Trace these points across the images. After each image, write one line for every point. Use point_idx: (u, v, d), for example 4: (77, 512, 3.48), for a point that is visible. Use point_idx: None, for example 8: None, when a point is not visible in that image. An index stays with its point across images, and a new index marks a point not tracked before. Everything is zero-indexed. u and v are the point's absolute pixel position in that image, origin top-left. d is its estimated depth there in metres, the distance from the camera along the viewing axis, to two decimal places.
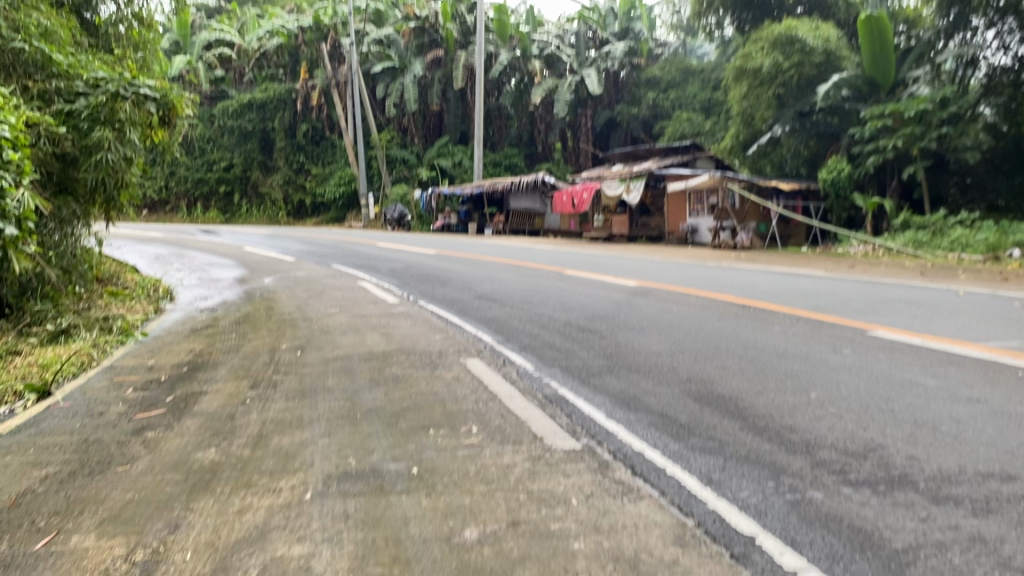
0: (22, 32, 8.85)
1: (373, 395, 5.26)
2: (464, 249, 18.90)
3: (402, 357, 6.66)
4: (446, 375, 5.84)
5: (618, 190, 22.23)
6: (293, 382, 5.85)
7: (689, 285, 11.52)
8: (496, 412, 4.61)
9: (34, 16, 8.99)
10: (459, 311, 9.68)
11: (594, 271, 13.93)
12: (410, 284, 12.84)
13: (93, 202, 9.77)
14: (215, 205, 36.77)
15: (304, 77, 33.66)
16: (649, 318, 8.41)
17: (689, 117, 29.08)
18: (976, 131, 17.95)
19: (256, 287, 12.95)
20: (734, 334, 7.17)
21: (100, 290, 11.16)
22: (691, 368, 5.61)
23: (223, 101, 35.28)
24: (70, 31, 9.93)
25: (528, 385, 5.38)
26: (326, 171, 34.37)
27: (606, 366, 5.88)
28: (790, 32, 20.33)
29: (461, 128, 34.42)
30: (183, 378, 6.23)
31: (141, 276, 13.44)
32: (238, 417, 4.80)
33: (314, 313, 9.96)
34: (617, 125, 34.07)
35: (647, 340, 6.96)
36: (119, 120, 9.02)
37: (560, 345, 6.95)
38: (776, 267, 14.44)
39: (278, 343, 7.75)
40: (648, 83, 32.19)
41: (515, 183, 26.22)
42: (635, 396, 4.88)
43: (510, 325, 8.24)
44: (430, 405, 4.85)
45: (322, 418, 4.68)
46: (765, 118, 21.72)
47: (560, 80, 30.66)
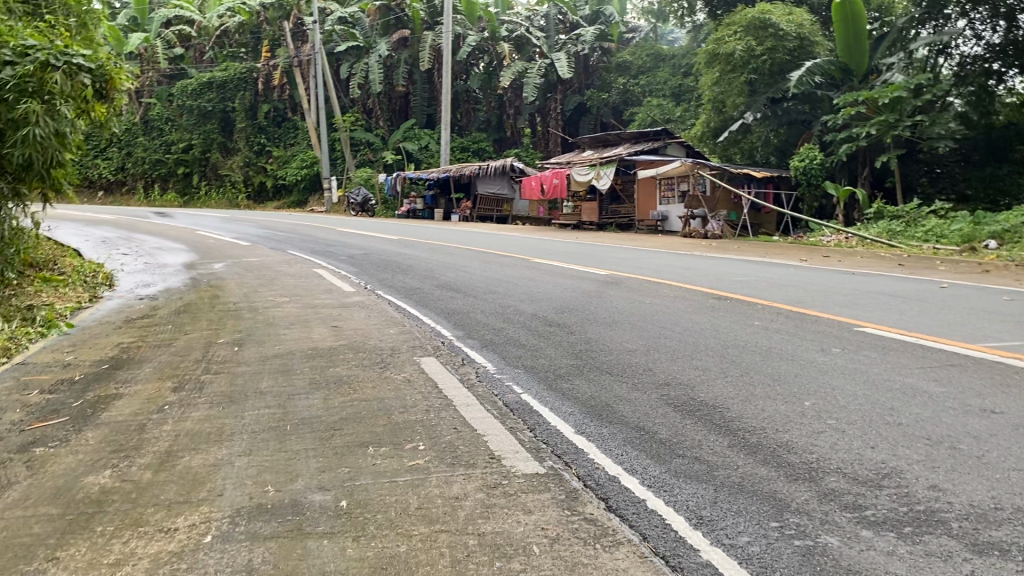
0: None
1: (310, 401, 4.62)
2: (429, 235, 18.21)
3: (349, 355, 6.01)
4: (396, 376, 5.22)
5: (588, 176, 21.75)
6: (222, 384, 5.18)
7: (662, 276, 10.96)
8: (447, 424, 3.99)
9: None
10: (417, 301, 9.03)
11: (563, 260, 13.34)
12: (368, 272, 12.15)
13: (22, 180, 9.05)
14: (173, 187, 35.12)
15: (266, 56, 32.89)
16: (622, 311, 7.84)
17: (660, 103, 28.57)
18: (948, 120, 17.79)
19: (205, 273, 12.19)
20: (714, 330, 6.61)
21: (30, 275, 10.31)
22: (668, 371, 5.04)
23: (182, 81, 34.14)
24: None
25: (487, 390, 4.76)
26: (288, 154, 33.40)
27: (575, 366, 5.31)
28: (763, 16, 19.90)
29: (428, 111, 33.66)
30: (100, 377, 5.52)
31: (81, 260, 12.57)
32: (149, 428, 4.13)
33: (262, 302, 9.25)
34: (587, 110, 33.50)
35: (619, 336, 6.38)
36: (50, 91, 8.20)
37: (524, 342, 6.33)
38: (751, 257, 13.94)
39: (215, 337, 7.06)
40: (618, 67, 32.22)
41: (483, 168, 25.55)
42: (607, 404, 4.30)
43: (472, 319, 7.62)
44: (373, 415, 4.22)
45: (245, 430, 4.03)
46: (736, 104, 20.99)
47: (530, 64, 29.97)
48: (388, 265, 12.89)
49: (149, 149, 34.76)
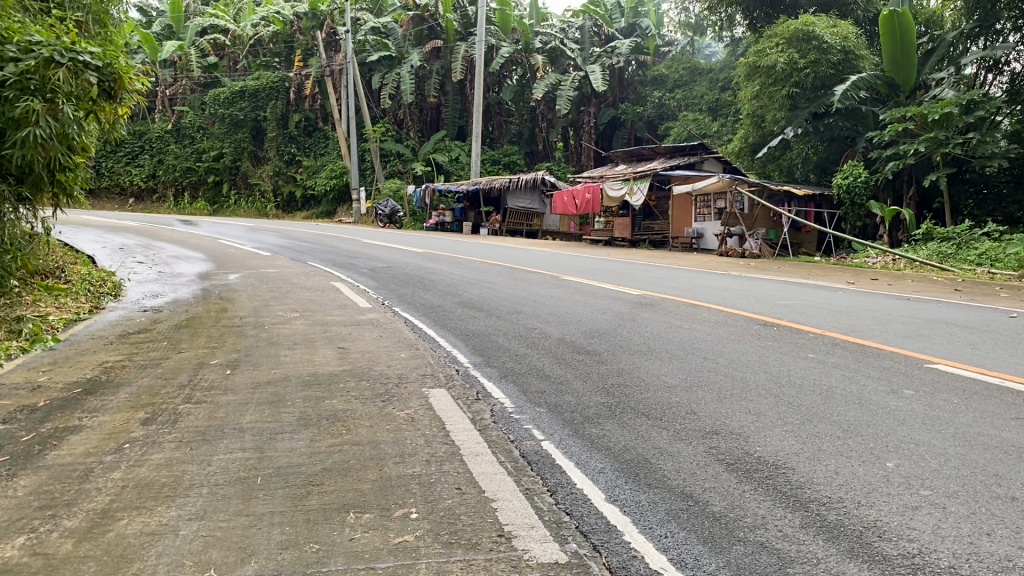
0: None
1: (295, 444, 3.92)
2: (455, 249, 17.49)
3: (350, 383, 5.29)
4: (398, 412, 4.49)
5: (621, 191, 21.01)
6: (200, 418, 4.48)
7: (701, 297, 10.15)
8: (448, 482, 3.27)
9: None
10: (435, 320, 8.32)
11: (594, 277, 12.59)
12: (387, 286, 11.49)
13: (25, 184, 8.42)
14: (204, 196, 34.75)
15: (299, 65, 32.62)
16: (658, 337, 7.10)
17: (697, 118, 27.70)
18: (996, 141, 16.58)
19: (217, 285, 11.59)
20: (763, 363, 5.85)
21: (31, 284, 9.70)
22: (714, 416, 4.30)
23: (214, 89, 33.96)
24: None
25: (501, 434, 4.03)
26: (318, 164, 32.80)
27: (606, 405, 4.58)
28: (806, 28, 19.08)
29: (459, 122, 33.13)
30: (67, 404, 4.83)
31: (90, 269, 12.00)
32: (96, 475, 3.44)
33: (269, 318, 8.60)
34: (622, 124, 32.75)
35: (656, 368, 5.63)
36: (52, 90, 7.61)
37: (548, 372, 5.61)
38: (795, 278, 13.05)
39: (209, 357, 6.39)
40: (654, 81, 31.41)
41: (513, 181, 24.91)
42: (646, 459, 3.56)
43: (491, 342, 6.91)
44: (362, 465, 3.51)
45: (206, 483, 3.34)
46: (776, 118, 20.12)
47: (564, 76, 29.27)
48: (409, 279, 12.24)
49: (181, 157, 34.45)
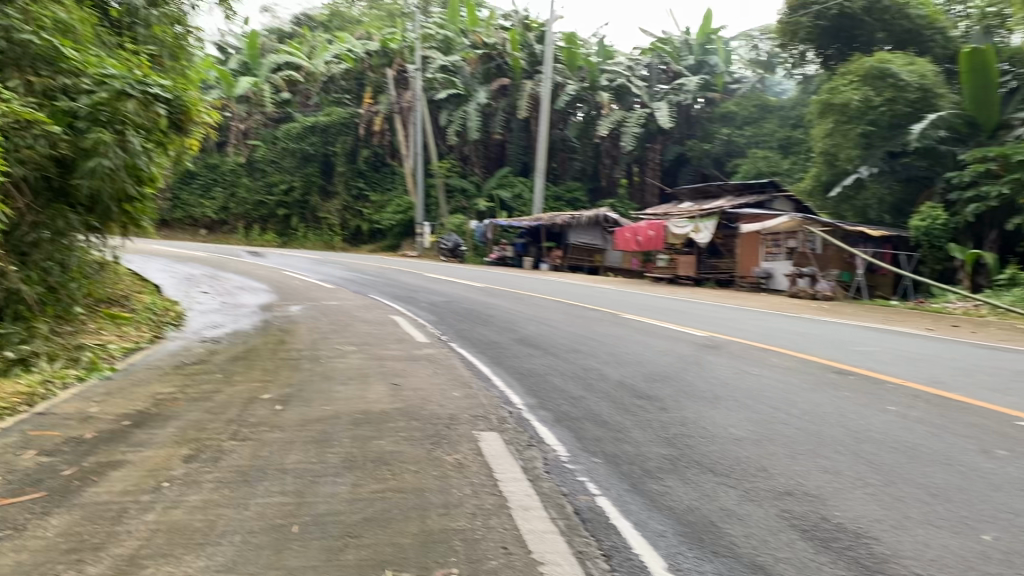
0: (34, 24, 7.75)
1: (337, 488, 3.72)
2: (516, 285, 17.31)
3: (400, 423, 5.08)
4: (447, 457, 4.26)
5: (686, 229, 20.65)
6: (244, 456, 4.32)
7: (768, 341, 9.76)
8: (493, 541, 3.05)
9: (51, 7, 7.88)
10: (491, 358, 8.13)
11: (657, 317, 12.27)
12: (445, 321, 11.37)
13: (95, 214, 8.52)
14: (273, 228, 35.47)
15: (368, 102, 33.20)
16: (724, 384, 6.77)
17: (766, 155, 27.10)
18: None
19: (278, 316, 11.60)
20: (838, 416, 5.49)
21: (97, 312, 9.79)
22: (786, 476, 3.99)
23: (286, 125, 34.74)
24: (92, 26, 8.72)
25: (555, 487, 3.77)
26: (385, 199, 33.17)
27: (668, 459, 4.32)
28: (882, 65, 18.71)
29: (523, 158, 33.20)
30: (113, 438, 4.74)
31: (156, 298, 12.14)
32: (129, 517, 3.30)
33: (325, 351, 8.50)
34: (689, 161, 32.34)
35: (722, 419, 5.33)
36: (122, 121, 7.71)
37: (606, 417, 5.36)
38: (869, 323, 12.50)
39: (262, 391, 6.28)
40: (722, 118, 30.89)
41: (576, 218, 24.73)
42: (712, 522, 3.29)
43: (548, 383, 6.68)
44: (404, 516, 3.30)
45: (239, 529, 3.16)
46: (850, 157, 19.57)
47: (630, 113, 29.14)
48: (468, 314, 12.09)
49: (252, 190, 35.26)
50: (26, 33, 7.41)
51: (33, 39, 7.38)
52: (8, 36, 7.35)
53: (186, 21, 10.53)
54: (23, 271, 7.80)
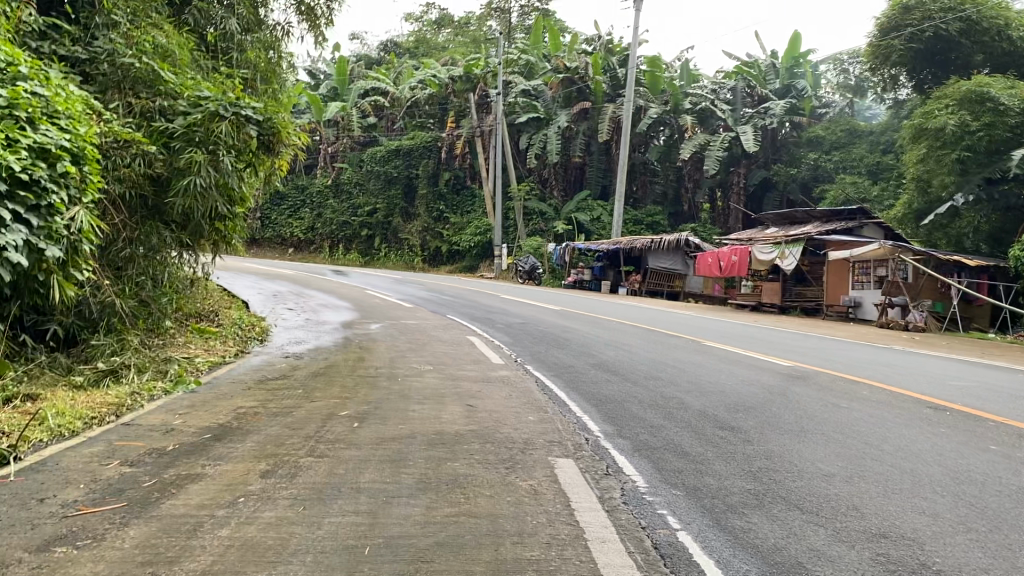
0: (136, 49, 8.12)
1: (410, 510, 3.66)
2: (595, 309, 17.14)
3: (475, 446, 5.01)
4: (521, 483, 4.17)
5: (771, 255, 20.16)
6: (319, 473, 4.32)
7: (858, 372, 9.38)
8: (568, 574, 2.94)
9: (151, 33, 8.27)
10: (568, 382, 8.02)
11: (739, 345, 11.95)
12: (522, 343, 11.30)
13: (187, 231, 8.75)
14: (357, 248, 36.10)
15: (451, 125, 33.30)
16: (811, 416, 6.51)
17: (856, 181, 26.30)
18: None
19: (358, 334, 11.73)
20: (936, 454, 5.18)
21: (185, 325, 10.05)
22: (880, 516, 3.76)
23: (372, 148, 35.46)
24: (190, 50, 9.03)
25: (632, 519, 3.63)
26: (464, 221, 33.39)
27: (752, 494, 4.13)
28: (981, 89, 17.99)
29: (604, 182, 33.11)
30: (194, 451, 4.80)
31: (242, 313, 12.44)
32: (204, 531, 3.31)
33: (403, 370, 8.52)
34: (773, 186, 31.70)
35: (810, 454, 5.10)
36: (215, 141, 7.90)
37: (686, 447, 5.18)
38: (966, 356, 11.91)
39: (339, 408, 6.30)
40: (809, 143, 30.17)
41: (656, 242, 24.45)
42: (800, 564, 3.11)
43: (626, 410, 6.54)
44: (476, 542, 3.21)
45: (311, 548, 3.13)
46: (944, 184, 18.76)
47: (714, 137, 28.69)
48: (545, 337, 12.01)
49: (338, 212, 36.12)
50: (127, 58, 7.89)
51: (132, 62, 7.84)
52: (113, 60, 7.92)
53: (280, 48, 10.83)
54: (118, 285, 8.00)
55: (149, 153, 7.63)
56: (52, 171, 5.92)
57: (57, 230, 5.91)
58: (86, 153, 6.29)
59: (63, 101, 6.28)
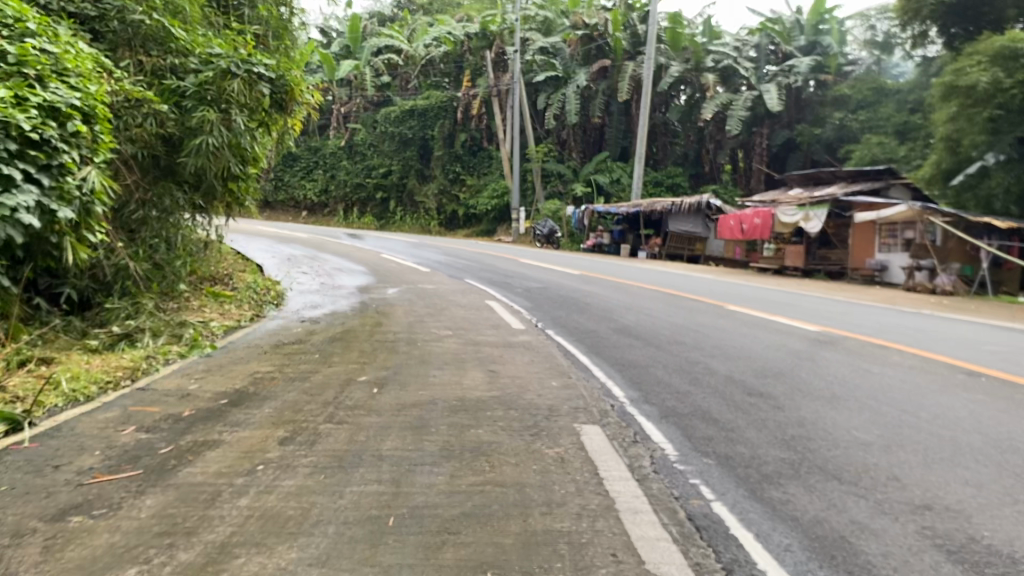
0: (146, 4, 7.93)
1: (433, 479, 3.55)
2: (613, 273, 16.95)
3: (498, 412, 4.89)
4: (548, 450, 4.04)
5: (796, 218, 19.85)
6: (339, 440, 4.21)
7: (885, 337, 9.19)
8: (602, 547, 2.81)
9: None
10: (590, 347, 7.88)
11: (762, 309, 11.76)
12: (542, 307, 11.15)
13: (200, 193, 8.61)
14: (372, 211, 36.13)
15: (467, 85, 32.77)
16: (841, 382, 6.34)
17: (881, 141, 25.77)
18: None
19: (376, 298, 11.61)
20: (974, 422, 5.02)
21: (200, 289, 9.96)
22: (922, 488, 3.62)
23: (386, 107, 35.02)
24: (199, 5, 8.80)
25: (664, 489, 3.50)
26: (481, 183, 33.02)
27: (787, 464, 3.99)
28: (1015, 45, 17.30)
29: (623, 143, 32.72)
30: (211, 416, 4.70)
31: (258, 277, 12.34)
32: (222, 500, 3.21)
33: (423, 335, 8.41)
34: (796, 147, 31.23)
35: (843, 421, 4.95)
36: (227, 100, 7.72)
37: (716, 414, 5.05)
38: (995, 321, 11.66)
39: (358, 373, 6.19)
40: (834, 102, 29.58)
41: (675, 205, 24.13)
42: (844, 537, 2.97)
43: (651, 375, 6.40)
44: (504, 513, 3.09)
45: (333, 519, 3.02)
46: (975, 143, 18.46)
47: (736, 96, 28.10)
48: (564, 301, 11.86)
49: (352, 173, 35.97)
50: (136, 13, 7.60)
51: (143, 19, 7.57)
52: (123, 17, 7.62)
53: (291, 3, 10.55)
54: (131, 248, 7.87)
55: (161, 112, 7.47)
56: (62, 131, 5.77)
57: (68, 191, 5.76)
58: (98, 111, 6.11)
59: (73, 58, 6.13)
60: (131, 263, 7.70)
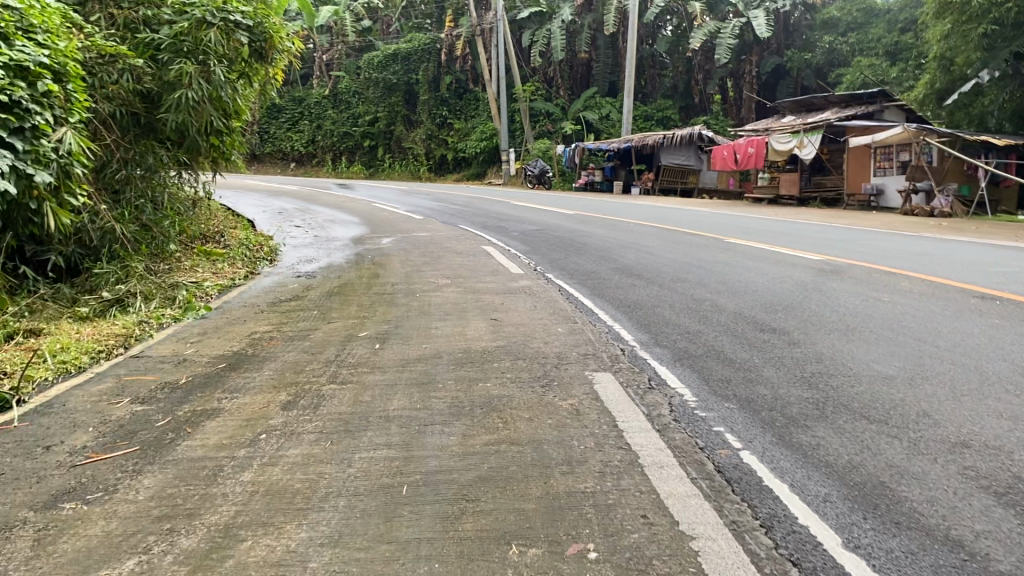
0: None
1: (445, 440, 3.37)
2: (609, 210, 16.68)
3: (506, 363, 4.71)
4: (561, 403, 3.87)
5: (791, 144, 19.47)
6: (343, 401, 4.03)
7: (891, 263, 9.01)
8: (630, 508, 2.64)
9: None
10: (593, 289, 7.69)
11: (763, 240, 11.56)
12: (539, 250, 10.93)
13: (183, 149, 8.29)
14: (360, 159, 35.38)
15: (450, 25, 31.98)
16: (854, 313, 6.19)
17: (873, 63, 25.36)
18: None
19: (370, 249, 11.38)
20: (996, 349, 4.87)
21: (191, 248, 9.69)
22: (956, 423, 3.46)
23: (368, 53, 34.21)
24: None
25: (687, 439, 3.34)
26: (469, 126, 32.60)
27: (811, 404, 3.83)
28: None
29: (611, 78, 32.18)
30: (209, 383, 4.52)
31: (249, 232, 12.06)
32: (224, 476, 3.04)
33: (421, 285, 8.19)
34: (787, 73, 30.77)
35: (862, 355, 4.80)
36: (204, 51, 7.37)
37: (730, 354, 4.88)
38: (999, 241, 11.50)
39: (358, 328, 6.00)
40: (824, 25, 29.01)
41: (668, 138, 23.76)
42: (885, 483, 2.81)
43: (658, 315, 6.23)
44: (524, 475, 2.92)
45: (342, 491, 2.84)
46: (970, 60, 18.24)
47: (724, 24, 27.46)
48: (562, 242, 11.64)
49: (338, 122, 35.30)
50: None
51: None
52: None
53: None
54: (117, 210, 7.59)
55: (135, 66, 7.14)
56: (32, 91, 5.46)
57: (43, 155, 5.49)
58: (69, 70, 5.84)
59: (40, 14, 5.79)
60: (118, 225, 7.43)
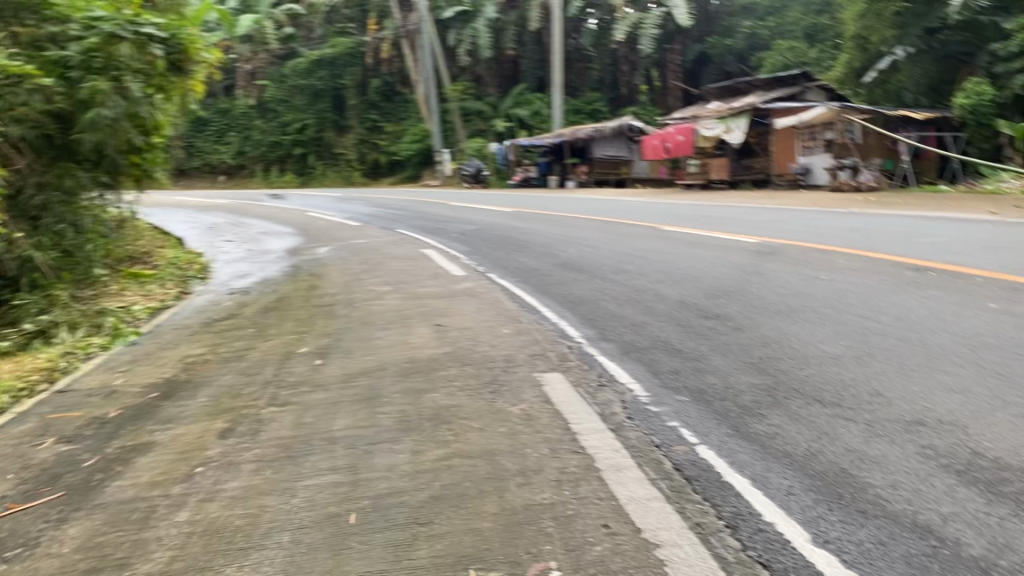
0: None
1: (393, 459, 3.22)
2: (547, 205, 16.61)
3: (452, 370, 4.57)
4: (513, 409, 3.74)
5: (717, 130, 19.74)
6: (285, 424, 3.84)
7: (827, 241, 9.11)
8: (590, 518, 2.53)
9: None
10: (536, 286, 7.59)
11: (700, 226, 11.62)
12: (479, 250, 10.79)
13: (101, 170, 7.92)
14: (291, 171, 33.79)
15: (373, 28, 32.15)
16: (796, 293, 6.20)
17: (794, 45, 25.88)
18: None
19: (306, 260, 11.08)
20: (938, 320, 4.91)
21: (117, 272, 9.29)
22: (909, 401, 3.44)
23: (292, 60, 33.78)
24: None
25: (643, 437, 3.24)
26: (400, 129, 32.60)
27: (763, 390, 3.77)
28: None
29: (539, 73, 32.25)
30: (140, 415, 4.27)
31: (179, 251, 11.64)
32: (158, 518, 2.83)
33: (361, 294, 7.98)
34: (711, 59, 31.25)
35: (809, 336, 4.78)
36: (117, 66, 7.11)
37: (678, 344, 4.81)
38: (927, 212, 11.77)
39: (297, 344, 5.79)
40: (744, 10, 29.54)
41: (600, 130, 23.87)
42: (846, 470, 2.75)
43: (603, 309, 6.14)
44: (478, 491, 2.79)
45: (287, 525, 2.67)
46: (886, 38, 18.70)
47: (647, 13, 27.70)
48: (501, 240, 11.52)
49: (266, 132, 34.26)
50: None
51: None
52: None
53: None
54: (34, 238, 7.19)
55: (47, 87, 6.67)
56: None
57: None
58: None
59: None
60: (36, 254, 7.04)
